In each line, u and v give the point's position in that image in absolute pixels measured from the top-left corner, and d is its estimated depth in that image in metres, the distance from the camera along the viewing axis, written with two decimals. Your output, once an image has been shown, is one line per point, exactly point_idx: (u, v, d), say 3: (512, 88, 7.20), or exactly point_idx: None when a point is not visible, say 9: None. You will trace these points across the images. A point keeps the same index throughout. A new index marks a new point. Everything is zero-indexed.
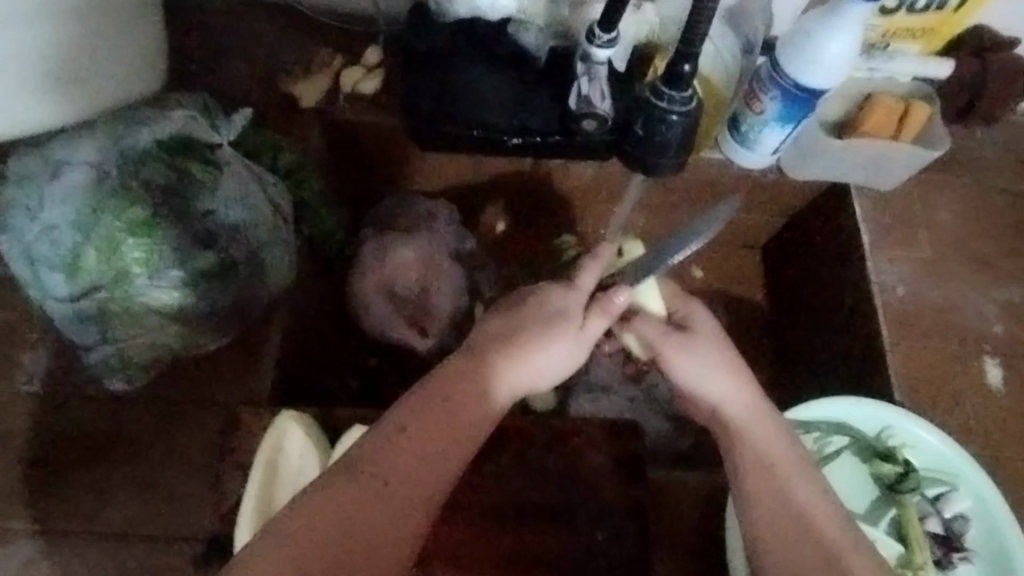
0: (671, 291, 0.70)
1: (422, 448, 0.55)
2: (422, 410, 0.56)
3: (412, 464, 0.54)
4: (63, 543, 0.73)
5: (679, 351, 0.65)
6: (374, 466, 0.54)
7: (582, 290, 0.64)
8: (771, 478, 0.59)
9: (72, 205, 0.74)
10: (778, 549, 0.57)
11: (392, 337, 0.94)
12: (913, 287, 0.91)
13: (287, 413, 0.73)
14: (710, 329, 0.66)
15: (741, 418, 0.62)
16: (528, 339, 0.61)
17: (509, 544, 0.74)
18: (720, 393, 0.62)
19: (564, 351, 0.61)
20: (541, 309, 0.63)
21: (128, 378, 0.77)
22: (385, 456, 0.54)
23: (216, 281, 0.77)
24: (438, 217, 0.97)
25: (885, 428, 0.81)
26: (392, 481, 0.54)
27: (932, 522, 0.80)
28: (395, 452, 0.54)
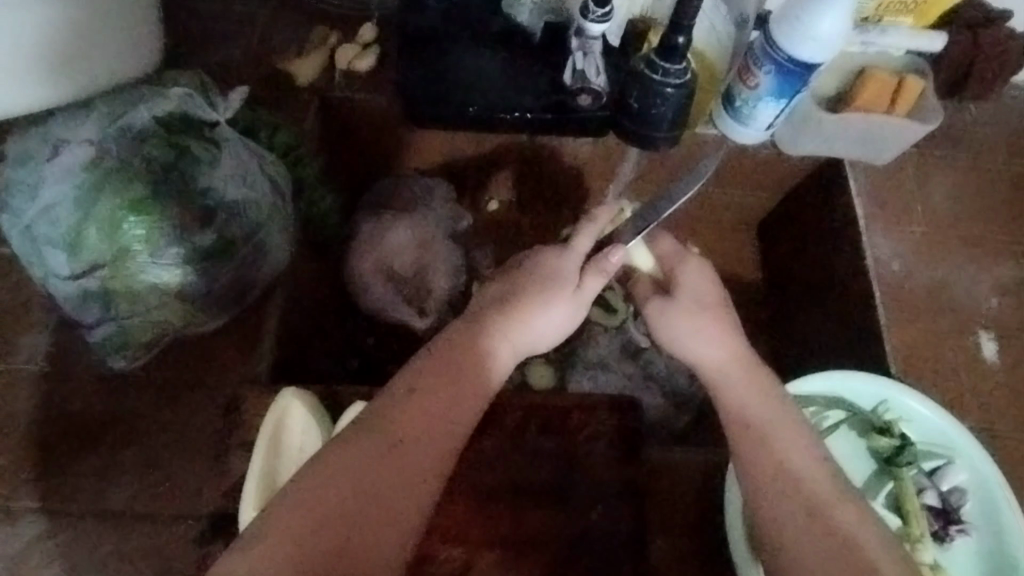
0: (669, 250, 0.72)
1: (427, 407, 0.57)
2: (432, 368, 0.58)
3: (424, 422, 0.56)
4: (66, 521, 0.74)
5: (659, 316, 0.68)
6: (387, 426, 0.55)
7: (576, 253, 0.66)
8: (770, 436, 0.60)
9: (72, 182, 0.74)
10: (768, 504, 0.57)
11: (392, 317, 0.95)
12: (907, 261, 0.92)
13: (288, 391, 0.73)
14: (702, 293, 0.68)
15: (734, 381, 0.63)
16: (526, 300, 0.63)
17: (508, 519, 0.75)
18: (709, 355, 0.64)
19: (561, 310, 0.64)
20: (539, 269, 0.65)
21: (129, 356, 0.77)
22: (394, 413, 0.56)
23: (217, 260, 0.76)
24: (433, 196, 0.98)
25: (883, 402, 0.83)
26: (405, 437, 0.55)
27: (929, 495, 0.82)
28: (402, 406, 0.56)
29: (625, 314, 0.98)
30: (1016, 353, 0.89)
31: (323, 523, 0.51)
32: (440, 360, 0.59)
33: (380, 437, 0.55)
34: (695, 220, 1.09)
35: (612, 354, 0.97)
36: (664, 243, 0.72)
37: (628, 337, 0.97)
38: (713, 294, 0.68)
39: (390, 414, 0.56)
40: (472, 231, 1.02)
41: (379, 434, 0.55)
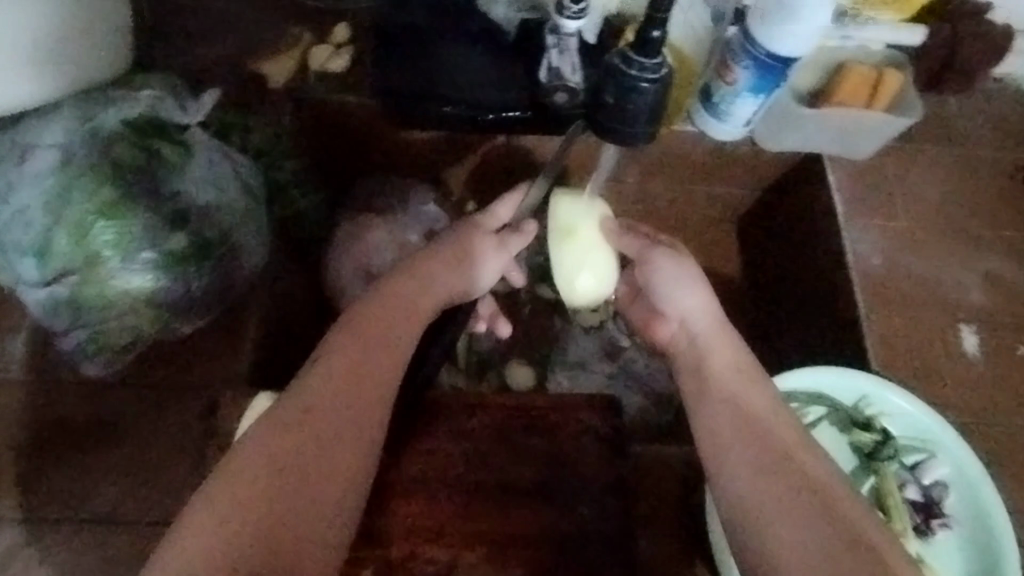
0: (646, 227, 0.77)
1: (321, 394, 0.58)
2: (346, 331, 0.63)
3: (332, 390, 0.58)
4: (43, 527, 0.73)
5: (656, 259, 0.72)
6: (300, 400, 0.57)
7: (498, 217, 0.76)
8: (737, 381, 0.63)
9: (42, 186, 0.72)
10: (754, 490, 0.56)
11: None
12: (887, 256, 0.92)
13: (260, 394, 0.74)
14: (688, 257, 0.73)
15: (707, 330, 0.67)
16: (436, 256, 0.71)
17: (489, 522, 0.74)
18: (693, 304, 0.69)
19: (484, 259, 0.73)
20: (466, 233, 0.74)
21: (103, 362, 0.76)
22: (306, 387, 0.58)
23: (192, 262, 0.75)
24: (407, 198, 0.97)
25: (863, 397, 0.83)
26: (312, 405, 0.57)
27: (910, 489, 0.82)
28: (313, 376, 0.59)
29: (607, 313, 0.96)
30: (999, 347, 0.89)
31: (248, 506, 0.52)
32: (395, 302, 0.66)
33: (290, 410, 0.57)
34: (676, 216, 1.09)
35: (593, 352, 0.97)
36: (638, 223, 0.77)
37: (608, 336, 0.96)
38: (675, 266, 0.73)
39: (301, 387, 0.58)
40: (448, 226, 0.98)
41: (289, 409, 0.57)
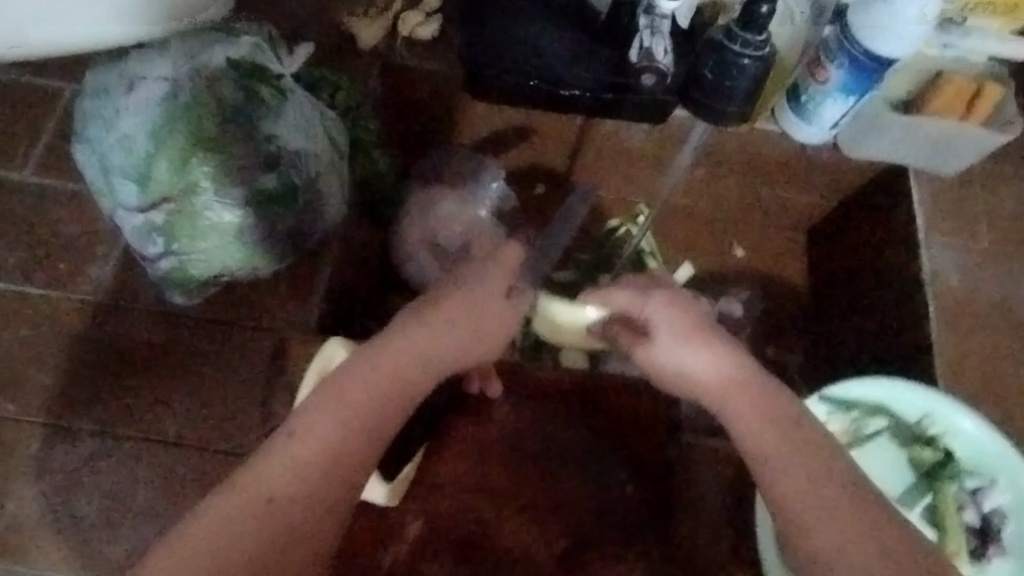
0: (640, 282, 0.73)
1: (283, 478, 0.56)
2: (327, 402, 0.59)
3: (293, 472, 0.56)
4: (118, 443, 0.78)
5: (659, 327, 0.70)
6: (255, 483, 0.55)
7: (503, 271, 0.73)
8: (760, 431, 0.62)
9: (148, 115, 0.76)
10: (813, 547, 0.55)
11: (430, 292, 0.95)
12: (966, 276, 0.89)
13: (336, 339, 0.78)
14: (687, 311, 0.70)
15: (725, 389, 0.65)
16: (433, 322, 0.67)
17: (539, 486, 0.78)
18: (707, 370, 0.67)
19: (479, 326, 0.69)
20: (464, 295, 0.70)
21: (187, 291, 0.78)
22: (267, 464, 0.56)
23: (278, 205, 0.77)
24: (479, 176, 0.99)
25: (928, 415, 0.82)
26: (272, 494, 0.55)
27: (968, 512, 0.80)
28: (276, 452, 0.57)
29: None
30: None
31: None
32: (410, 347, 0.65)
33: (247, 495, 0.55)
34: (744, 218, 1.10)
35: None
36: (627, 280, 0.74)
37: None
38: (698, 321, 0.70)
39: (263, 470, 0.56)
40: (510, 199, 1.01)
41: (247, 492, 0.55)
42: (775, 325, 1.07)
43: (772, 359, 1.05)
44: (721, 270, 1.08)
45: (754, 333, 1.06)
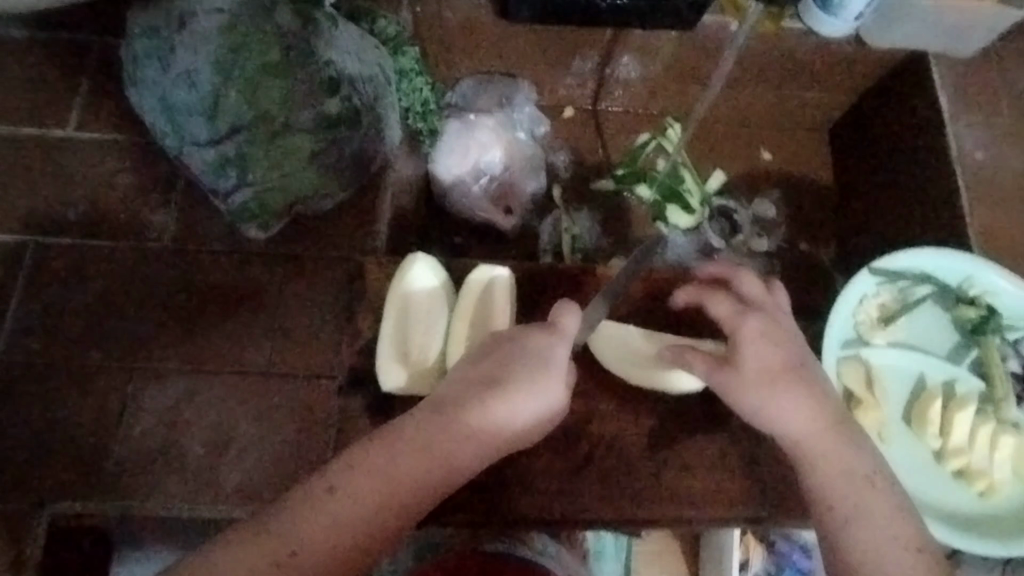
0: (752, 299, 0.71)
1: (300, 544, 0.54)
2: (357, 474, 0.57)
3: (310, 539, 0.55)
4: (210, 378, 0.80)
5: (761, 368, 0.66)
6: (283, 527, 0.55)
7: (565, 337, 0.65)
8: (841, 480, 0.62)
9: (208, 47, 0.76)
10: None
11: (477, 216, 1.01)
12: (993, 150, 0.93)
13: (416, 254, 0.80)
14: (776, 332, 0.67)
15: (799, 431, 0.64)
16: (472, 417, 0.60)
17: (623, 377, 0.81)
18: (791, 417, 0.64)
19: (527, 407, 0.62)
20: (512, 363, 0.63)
21: (264, 225, 0.79)
22: (295, 518, 0.55)
23: (344, 129, 0.81)
24: (516, 101, 1.05)
25: (967, 278, 0.87)
26: (297, 547, 0.54)
27: (1011, 362, 0.86)
28: (300, 514, 0.55)
29: (701, 217, 1.09)
30: None
31: None
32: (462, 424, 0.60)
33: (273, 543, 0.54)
34: (765, 122, 1.15)
35: (692, 251, 1.08)
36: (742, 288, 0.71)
37: (704, 238, 1.08)
38: (783, 360, 0.66)
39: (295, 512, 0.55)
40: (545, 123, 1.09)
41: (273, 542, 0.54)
42: (804, 220, 1.12)
43: (805, 253, 1.11)
44: (748, 173, 1.13)
45: (787, 229, 1.11)
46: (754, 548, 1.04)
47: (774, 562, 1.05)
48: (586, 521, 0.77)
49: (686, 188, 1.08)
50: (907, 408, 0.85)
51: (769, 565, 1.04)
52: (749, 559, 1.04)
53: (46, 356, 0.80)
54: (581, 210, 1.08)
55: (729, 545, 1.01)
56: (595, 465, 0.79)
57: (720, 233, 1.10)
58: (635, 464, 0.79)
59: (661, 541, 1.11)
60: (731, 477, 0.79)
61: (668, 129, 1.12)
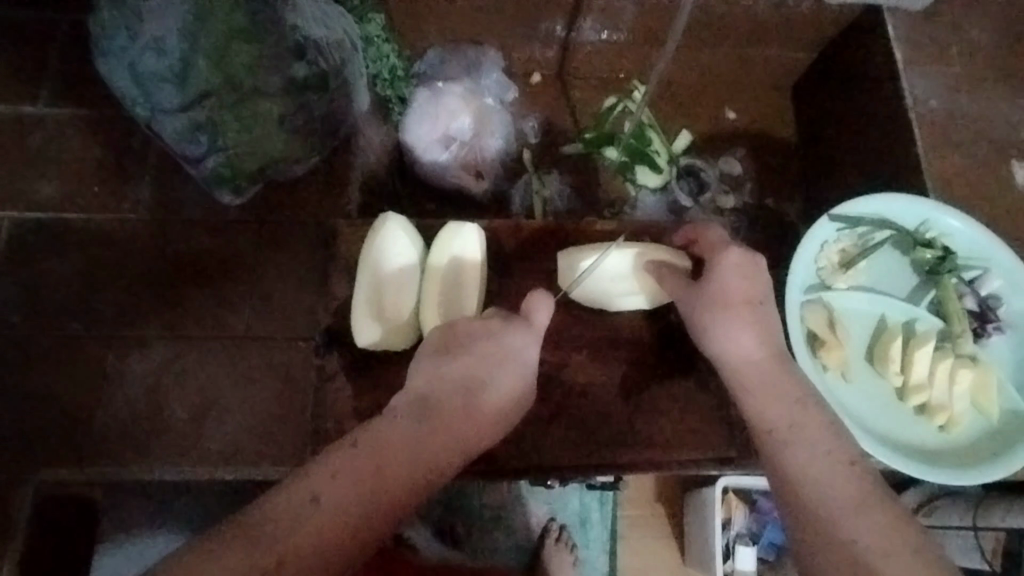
0: (740, 263, 0.72)
1: (288, 544, 0.51)
2: (345, 474, 0.56)
3: (303, 537, 0.52)
4: (188, 344, 0.81)
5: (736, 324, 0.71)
6: (265, 532, 0.52)
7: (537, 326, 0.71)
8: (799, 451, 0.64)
9: (175, 13, 0.76)
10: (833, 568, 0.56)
11: (449, 181, 1.01)
12: (947, 99, 0.96)
13: (386, 215, 0.81)
14: (753, 293, 0.72)
15: (762, 384, 0.68)
16: (445, 415, 0.63)
17: (593, 328, 0.84)
18: (748, 352, 0.70)
19: (498, 403, 0.66)
20: (489, 356, 0.67)
21: (234, 190, 0.85)
22: (281, 526, 0.52)
23: (312, 93, 0.84)
24: (483, 68, 1.06)
25: (924, 222, 0.90)
26: (284, 553, 0.51)
27: (968, 299, 0.89)
28: (290, 523, 0.52)
29: (669, 176, 1.10)
30: None
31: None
32: (439, 408, 0.63)
33: (261, 546, 0.51)
34: (729, 83, 1.17)
35: (660, 210, 1.09)
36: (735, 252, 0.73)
37: (673, 197, 1.09)
38: (750, 299, 0.71)
39: (278, 514, 0.53)
40: (509, 87, 1.09)
41: (262, 543, 0.51)
42: (770, 178, 1.16)
43: (772, 209, 1.14)
44: (714, 134, 1.16)
45: (753, 187, 1.14)
46: (736, 508, 1.06)
47: (757, 521, 1.07)
48: (563, 467, 0.80)
49: (654, 149, 1.09)
50: (870, 348, 0.89)
51: (751, 523, 1.06)
52: (731, 518, 1.05)
53: (29, 329, 0.81)
54: (551, 172, 1.09)
55: (711, 504, 1.02)
56: (569, 414, 0.81)
57: (688, 192, 1.11)
58: (608, 411, 0.81)
59: (641, 503, 1.14)
60: (701, 420, 0.83)
61: (633, 92, 1.14)
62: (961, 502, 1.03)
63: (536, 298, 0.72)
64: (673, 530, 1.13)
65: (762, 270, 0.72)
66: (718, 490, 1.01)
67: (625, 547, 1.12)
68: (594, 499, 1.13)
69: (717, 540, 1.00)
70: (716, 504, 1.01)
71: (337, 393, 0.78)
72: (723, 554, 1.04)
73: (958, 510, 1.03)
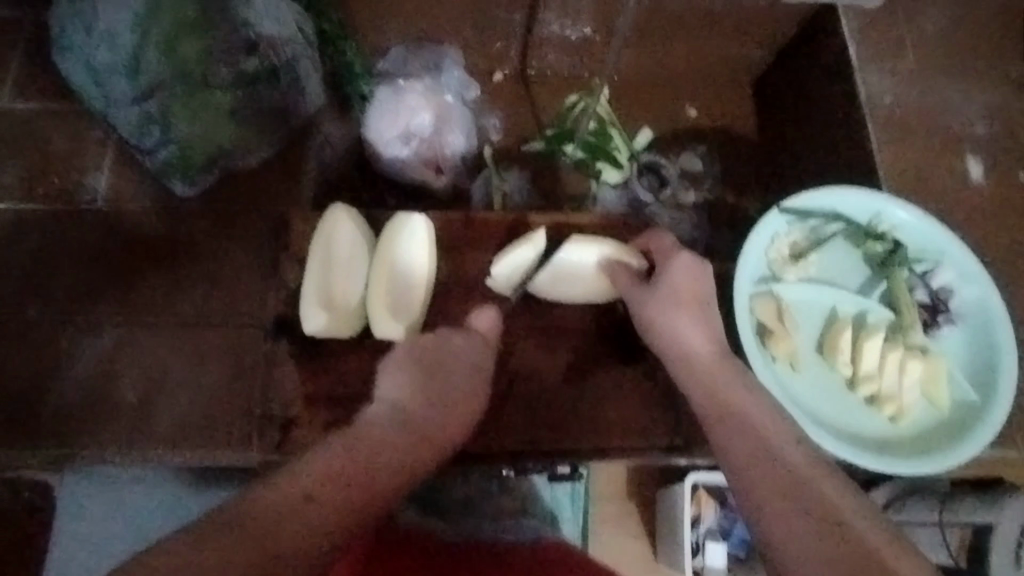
0: (686, 265, 0.75)
1: (283, 536, 0.48)
2: (331, 467, 0.54)
3: (300, 526, 0.49)
4: (138, 329, 0.82)
5: (682, 319, 0.72)
6: (259, 527, 0.48)
7: (488, 338, 0.73)
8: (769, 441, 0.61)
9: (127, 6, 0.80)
10: (794, 542, 0.53)
11: (411, 177, 1.02)
12: (900, 93, 0.97)
13: (336, 206, 0.82)
14: (698, 294, 0.73)
15: (698, 375, 0.68)
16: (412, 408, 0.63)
17: (543, 317, 0.85)
18: (695, 347, 0.70)
19: (467, 396, 0.67)
20: (444, 354, 0.69)
21: (189, 180, 0.89)
22: (279, 518, 0.49)
23: (262, 85, 0.88)
24: (444, 67, 1.07)
25: (877, 214, 0.90)
26: (281, 547, 0.48)
27: (919, 291, 0.90)
28: (290, 514, 0.49)
29: (630, 173, 1.12)
30: (1001, 173, 0.95)
31: None
32: (413, 388, 0.65)
33: (251, 538, 0.47)
34: (690, 79, 1.19)
35: (620, 206, 1.10)
36: (682, 256, 0.76)
37: (633, 193, 1.11)
38: (695, 294, 0.73)
39: (272, 514, 0.49)
40: (472, 88, 1.11)
41: (251, 535, 0.47)
42: (729, 174, 1.18)
43: (732, 203, 1.16)
44: (675, 131, 1.18)
45: (713, 183, 1.16)
46: (706, 504, 0.98)
47: (728, 517, 1.00)
48: (512, 453, 0.80)
49: (615, 146, 1.11)
50: (821, 340, 0.89)
51: (722, 520, 0.99)
52: (700, 515, 0.98)
53: None
54: (511, 170, 1.11)
55: (681, 500, 0.95)
56: (517, 400, 0.82)
57: (649, 188, 1.13)
58: (557, 398, 0.82)
59: (613, 498, 1.06)
60: (649, 407, 0.83)
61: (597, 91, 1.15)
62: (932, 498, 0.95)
63: (483, 311, 0.74)
64: (647, 525, 1.05)
65: (709, 275, 0.75)
66: (688, 486, 0.95)
67: (595, 544, 1.04)
68: (566, 494, 1.00)
69: (686, 536, 0.95)
70: (685, 501, 0.95)
71: (287, 379, 0.78)
72: (692, 551, 0.97)
73: (927, 505, 0.94)
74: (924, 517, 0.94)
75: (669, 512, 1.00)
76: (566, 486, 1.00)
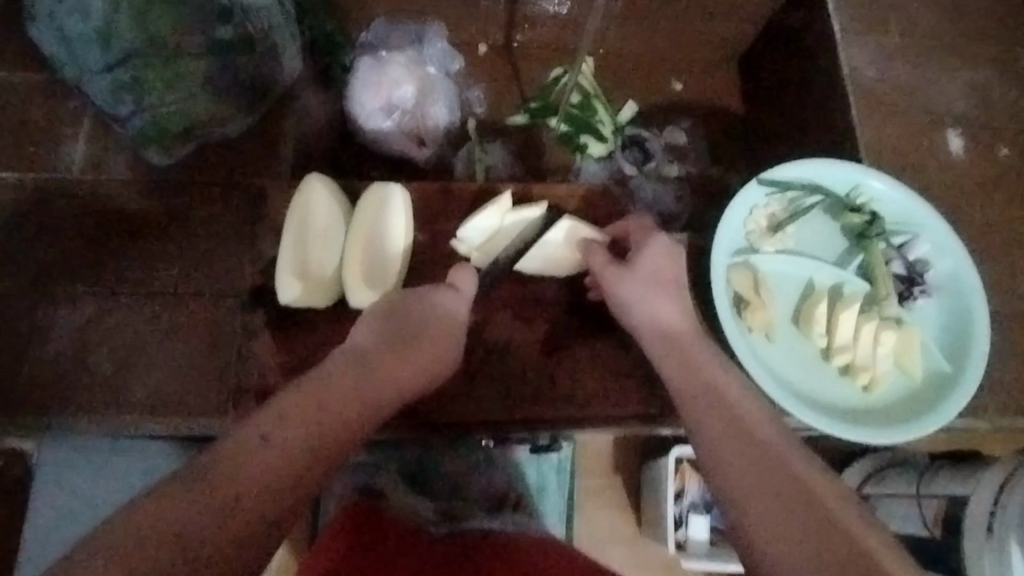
0: (660, 250, 0.76)
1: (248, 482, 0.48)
2: (296, 415, 0.53)
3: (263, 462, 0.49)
4: (113, 299, 0.82)
5: (658, 300, 0.73)
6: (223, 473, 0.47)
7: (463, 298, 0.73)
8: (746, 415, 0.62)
9: None
10: (767, 522, 0.53)
11: (395, 148, 1.02)
12: (882, 68, 0.97)
13: (311, 176, 0.83)
14: (674, 280, 0.74)
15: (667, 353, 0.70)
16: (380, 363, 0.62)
17: (522, 289, 0.85)
18: (669, 324, 0.71)
19: (440, 348, 0.67)
20: (423, 317, 0.68)
21: (164, 149, 0.88)
22: (239, 465, 0.48)
23: (238, 54, 0.90)
24: (427, 38, 1.07)
25: (855, 187, 0.91)
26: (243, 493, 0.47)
27: (895, 264, 0.91)
28: (247, 461, 0.49)
29: (613, 145, 1.12)
30: (981, 147, 0.95)
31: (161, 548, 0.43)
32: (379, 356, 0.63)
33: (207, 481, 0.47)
34: (675, 53, 1.19)
35: (604, 177, 1.11)
36: (659, 243, 0.76)
37: (617, 165, 1.12)
38: (672, 277, 0.75)
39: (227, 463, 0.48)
40: (454, 59, 1.11)
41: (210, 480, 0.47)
42: (713, 149, 1.18)
43: (715, 177, 1.16)
44: (659, 104, 1.18)
45: (697, 156, 1.17)
46: (690, 477, 0.98)
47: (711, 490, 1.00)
48: (488, 423, 0.81)
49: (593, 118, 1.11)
50: (797, 311, 0.90)
51: (705, 493, 0.98)
52: (684, 488, 0.98)
53: None
54: (495, 141, 1.10)
55: (664, 472, 0.96)
56: (495, 371, 0.82)
57: (633, 161, 1.14)
58: (532, 368, 0.83)
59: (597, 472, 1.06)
60: (626, 377, 0.84)
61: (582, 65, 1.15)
62: (910, 474, 0.96)
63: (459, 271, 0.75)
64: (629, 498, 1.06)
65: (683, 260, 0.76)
66: (671, 460, 0.95)
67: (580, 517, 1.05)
68: (552, 467, 0.98)
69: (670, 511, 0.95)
70: (669, 476, 0.95)
71: None
72: (676, 524, 0.98)
73: (905, 478, 0.96)
74: (900, 488, 0.96)
75: (653, 486, 1.00)
76: (552, 458, 0.98)
